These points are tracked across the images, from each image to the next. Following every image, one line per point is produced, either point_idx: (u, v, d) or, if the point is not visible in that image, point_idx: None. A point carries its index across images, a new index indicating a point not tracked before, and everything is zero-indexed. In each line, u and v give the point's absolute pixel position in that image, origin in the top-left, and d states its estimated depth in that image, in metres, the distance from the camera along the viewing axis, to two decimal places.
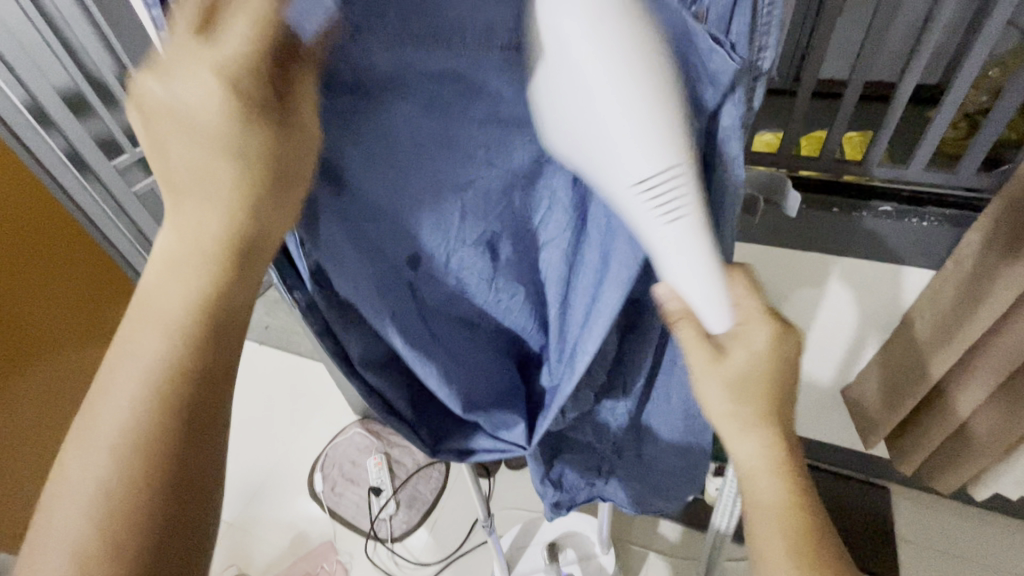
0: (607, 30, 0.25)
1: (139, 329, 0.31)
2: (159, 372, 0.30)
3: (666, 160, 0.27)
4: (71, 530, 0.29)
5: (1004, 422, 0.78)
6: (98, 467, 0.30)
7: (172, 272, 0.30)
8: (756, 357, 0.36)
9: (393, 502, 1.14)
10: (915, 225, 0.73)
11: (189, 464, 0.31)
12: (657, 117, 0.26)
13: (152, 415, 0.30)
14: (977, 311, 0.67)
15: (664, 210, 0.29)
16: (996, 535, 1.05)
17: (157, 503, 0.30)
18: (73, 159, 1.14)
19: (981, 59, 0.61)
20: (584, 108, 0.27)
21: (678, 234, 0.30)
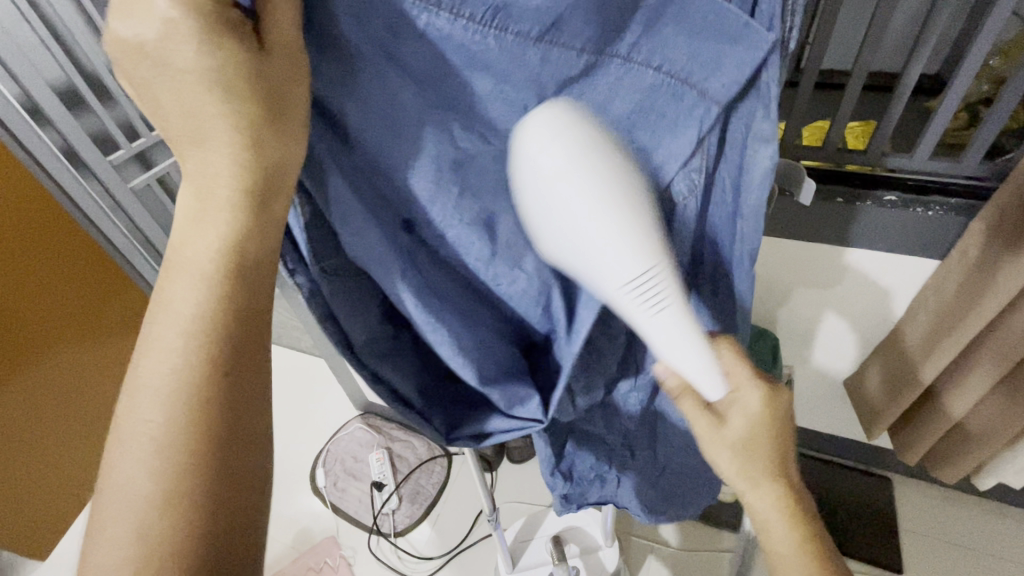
0: (578, 167, 0.29)
1: (179, 280, 0.31)
2: (197, 325, 0.30)
3: (648, 266, 0.32)
4: (136, 484, 0.29)
5: (1006, 412, 0.78)
6: (152, 424, 0.30)
7: (196, 222, 0.30)
8: (752, 419, 0.41)
9: (396, 497, 1.14)
10: (921, 215, 0.72)
11: (236, 408, 0.31)
12: (631, 232, 0.31)
13: (196, 369, 0.30)
14: (980, 302, 0.67)
15: (649, 304, 0.33)
16: (997, 523, 1.06)
17: (213, 446, 0.30)
18: (68, 156, 1.09)
19: (985, 51, 0.61)
20: (567, 230, 0.31)
21: (663, 319, 0.34)
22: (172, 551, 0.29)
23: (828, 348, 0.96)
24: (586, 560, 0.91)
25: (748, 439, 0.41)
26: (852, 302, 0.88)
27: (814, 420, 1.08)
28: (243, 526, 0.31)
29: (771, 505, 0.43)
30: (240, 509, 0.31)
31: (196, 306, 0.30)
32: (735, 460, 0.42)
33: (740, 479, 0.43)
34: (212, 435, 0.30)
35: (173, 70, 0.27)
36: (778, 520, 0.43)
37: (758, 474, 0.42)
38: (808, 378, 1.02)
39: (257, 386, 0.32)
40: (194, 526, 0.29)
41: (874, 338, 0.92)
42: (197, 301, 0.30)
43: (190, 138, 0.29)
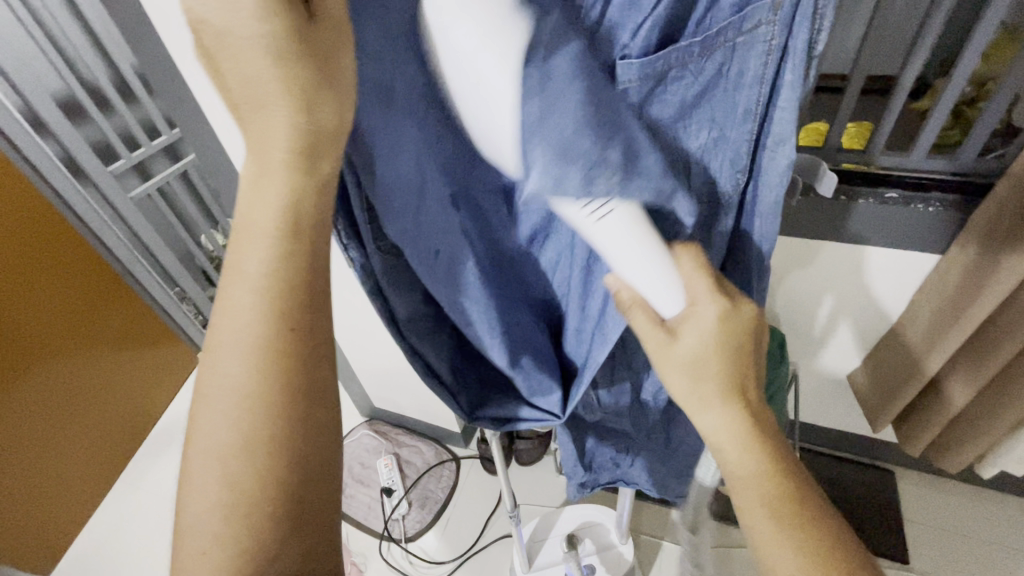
0: (494, 40, 0.25)
1: (245, 244, 0.30)
2: (267, 285, 0.30)
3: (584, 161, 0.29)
4: (220, 437, 0.31)
5: (1005, 400, 0.80)
6: (231, 379, 0.31)
7: (257, 212, 0.29)
8: (705, 336, 0.37)
9: (405, 502, 1.14)
10: (922, 211, 0.75)
11: (314, 361, 0.32)
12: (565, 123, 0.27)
13: (267, 327, 0.30)
14: (981, 295, 0.69)
15: (593, 209, 0.30)
16: (998, 511, 1.08)
17: (294, 397, 0.31)
18: (68, 165, 1.12)
19: (979, 55, 0.63)
20: (484, 114, 0.27)
21: (611, 226, 0.32)
22: (258, 497, 0.31)
23: (830, 343, 0.98)
24: (600, 558, 0.92)
25: (700, 362, 0.37)
26: (849, 299, 0.91)
27: (816, 415, 1.11)
28: (319, 477, 0.33)
29: (723, 430, 0.39)
30: (321, 457, 0.33)
31: (264, 265, 0.30)
32: (686, 377, 0.38)
33: (690, 399, 0.39)
34: (287, 387, 0.31)
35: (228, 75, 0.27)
36: (731, 446, 0.39)
37: (709, 393, 0.38)
38: (810, 374, 1.04)
39: (323, 340, 0.32)
40: (277, 473, 0.31)
41: (873, 335, 0.94)
42: (266, 262, 0.30)
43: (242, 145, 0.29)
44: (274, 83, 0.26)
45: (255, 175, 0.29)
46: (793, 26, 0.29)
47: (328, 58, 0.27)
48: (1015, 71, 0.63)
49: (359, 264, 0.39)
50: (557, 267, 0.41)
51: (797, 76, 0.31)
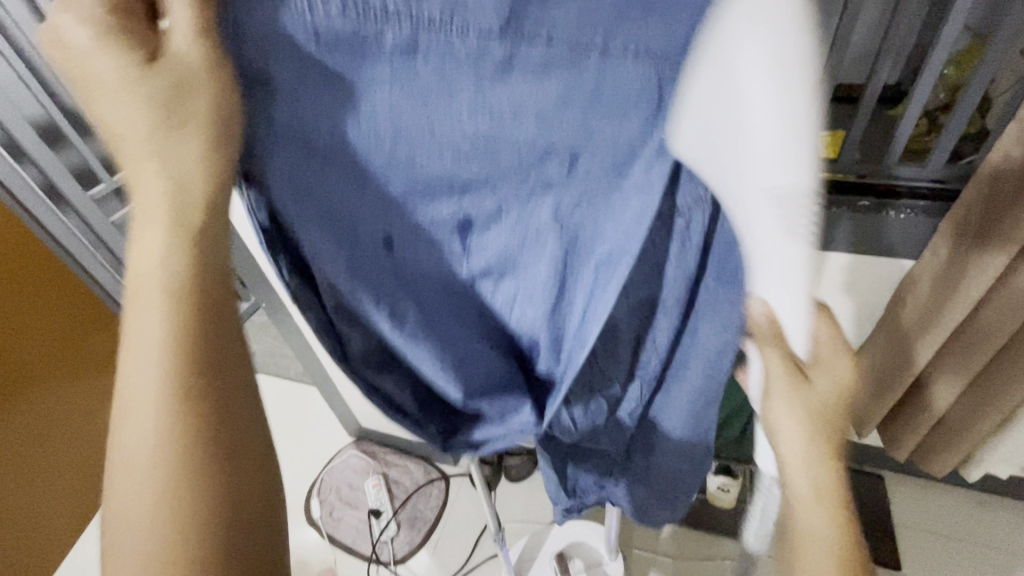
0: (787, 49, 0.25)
1: (141, 313, 0.33)
2: (167, 331, 0.33)
3: (809, 184, 0.28)
4: (138, 482, 0.32)
5: (984, 402, 0.81)
6: (138, 440, 0.32)
7: (159, 274, 0.33)
8: (834, 380, 0.43)
9: (394, 524, 1.13)
10: (894, 218, 0.76)
11: (221, 410, 0.34)
12: (805, 140, 0.27)
13: (166, 384, 0.32)
14: (954, 297, 0.70)
15: (791, 230, 0.30)
16: (987, 514, 1.08)
17: (202, 449, 0.33)
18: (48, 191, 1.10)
19: (942, 61, 0.64)
20: (741, 118, 0.27)
21: (791, 256, 0.31)
22: (188, 536, 0.32)
23: None
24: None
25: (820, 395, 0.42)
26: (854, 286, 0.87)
27: None
28: (246, 517, 0.34)
29: (802, 460, 0.43)
30: (245, 498, 0.34)
31: (166, 308, 0.33)
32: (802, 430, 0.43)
33: (799, 453, 0.44)
34: (194, 438, 0.33)
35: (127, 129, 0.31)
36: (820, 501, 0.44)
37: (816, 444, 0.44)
38: None
39: (235, 372, 0.35)
40: (203, 510, 0.33)
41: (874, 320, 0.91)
42: (169, 302, 0.33)
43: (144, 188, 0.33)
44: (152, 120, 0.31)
45: (149, 208, 0.32)
46: None
47: (194, 94, 0.31)
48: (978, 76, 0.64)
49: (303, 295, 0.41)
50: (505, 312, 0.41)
51: None
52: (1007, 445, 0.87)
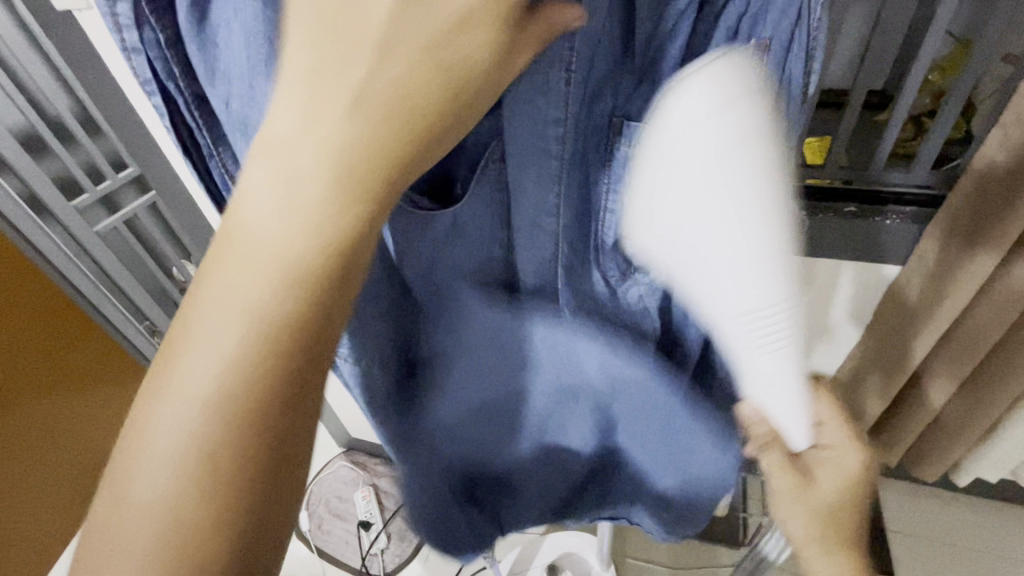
0: (737, 175, 0.27)
1: (242, 257, 0.25)
2: (252, 315, 0.25)
3: (773, 300, 0.30)
4: (155, 494, 0.24)
5: (974, 408, 0.81)
6: (180, 427, 0.24)
7: (268, 231, 0.24)
8: (845, 481, 0.42)
9: (384, 536, 1.11)
10: (880, 224, 0.76)
11: (291, 413, 0.25)
12: (765, 259, 0.29)
13: (250, 354, 0.25)
14: (941, 304, 0.71)
15: (766, 342, 0.32)
16: (979, 519, 1.08)
17: (260, 453, 0.25)
18: (30, 201, 1.08)
19: (928, 65, 0.63)
20: (703, 240, 0.29)
21: (775, 361, 0.33)
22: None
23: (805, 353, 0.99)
24: None
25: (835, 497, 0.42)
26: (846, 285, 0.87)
27: None
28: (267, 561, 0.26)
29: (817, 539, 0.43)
30: (274, 531, 0.26)
31: (258, 287, 0.25)
32: (813, 523, 0.43)
33: (813, 542, 0.43)
34: (261, 435, 0.25)
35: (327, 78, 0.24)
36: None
37: (833, 541, 0.43)
38: None
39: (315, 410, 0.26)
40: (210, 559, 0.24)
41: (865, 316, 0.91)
42: (270, 291, 0.25)
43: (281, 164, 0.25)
44: (326, 218, 0.24)
45: (299, 195, 0.24)
46: (787, 62, 0.33)
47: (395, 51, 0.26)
48: (963, 80, 0.63)
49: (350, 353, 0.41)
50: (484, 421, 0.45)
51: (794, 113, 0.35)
52: (997, 451, 0.87)
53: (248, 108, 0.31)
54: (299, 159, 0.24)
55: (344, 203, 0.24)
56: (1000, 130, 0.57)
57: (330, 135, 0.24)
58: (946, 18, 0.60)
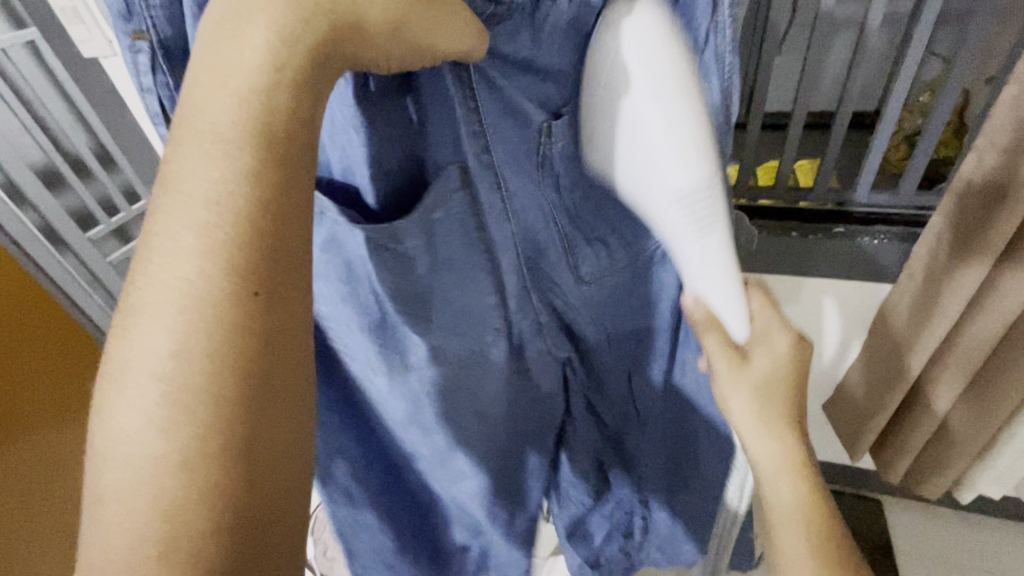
0: (653, 58, 0.30)
1: (197, 165, 0.24)
2: (220, 220, 0.23)
3: (703, 178, 0.31)
4: (142, 427, 0.23)
5: (974, 423, 0.82)
6: (155, 356, 0.23)
7: (210, 143, 0.24)
8: (777, 361, 0.39)
9: None
10: (868, 244, 0.79)
11: (270, 321, 0.24)
12: (692, 135, 0.31)
13: (216, 266, 0.23)
14: (932, 321, 0.72)
15: (696, 223, 0.32)
16: (986, 537, 1.08)
17: (235, 372, 0.23)
18: (48, 235, 1.11)
19: (906, 89, 0.66)
20: (632, 118, 0.32)
21: (704, 245, 0.33)
22: (197, 509, 0.22)
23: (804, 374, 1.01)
24: None
25: (771, 379, 0.39)
26: (843, 301, 0.88)
27: None
28: (274, 483, 0.24)
29: (778, 462, 0.40)
30: (271, 458, 0.24)
31: (218, 191, 0.23)
32: (754, 403, 0.40)
33: (754, 427, 0.40)
34: (240, 352, 0.23)
35: (237, 27, 0.24)
36: (787, 474, 0.41)
37: (774, 419, 0.40)
38: None
39: (298, 310, 0.25)
40: (218, 477, 0.23)
41: (862, 331, 0.91)
42: (232, 192, 0.23)
43: (195, 104, 0.24)
44: (255, 113, 0.24)
45: (240, 80, 0.24)
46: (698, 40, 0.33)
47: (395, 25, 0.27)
48: (943, 102, 0.66)
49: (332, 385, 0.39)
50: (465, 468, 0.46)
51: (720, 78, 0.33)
52: (998, 465, 0.87)
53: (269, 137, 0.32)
54: (236, 56, 0.24)
55: (283, 96, 0.24)
56: (976, 153, 0.60)
57: (245, 37, 0.24)
58: (919, 48, 0.63)
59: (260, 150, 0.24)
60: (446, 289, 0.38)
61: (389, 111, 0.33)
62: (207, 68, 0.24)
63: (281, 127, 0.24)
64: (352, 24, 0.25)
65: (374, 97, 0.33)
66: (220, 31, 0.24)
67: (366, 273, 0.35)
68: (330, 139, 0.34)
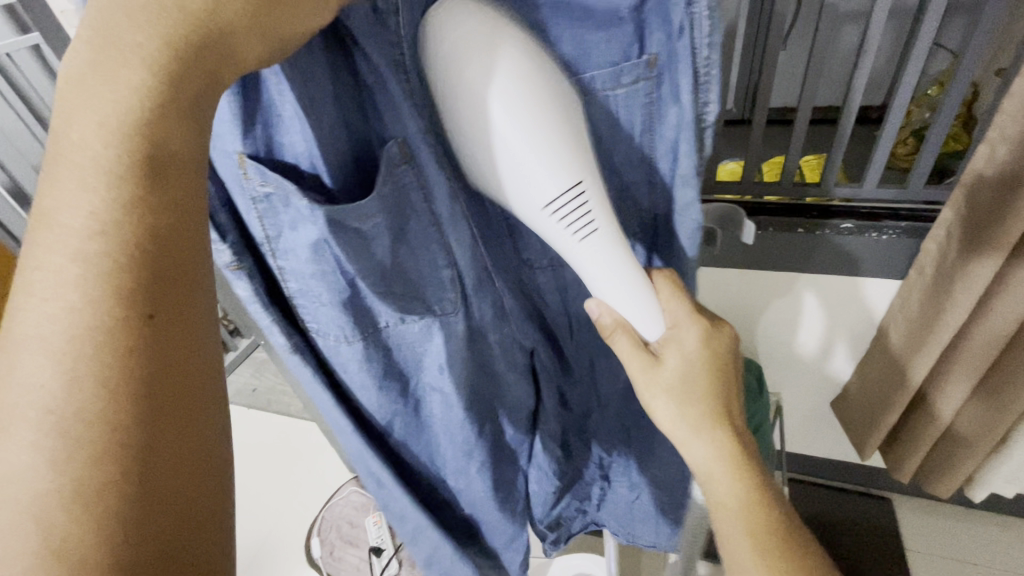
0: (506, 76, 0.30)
1: (72, 189, 0.23)
2: (105, 248, 0.23)
3: (574, 186, 0.33)
4: (27, 466, 0.22)
5: (985, 420, 0.81)
6: (44, 390, 0.22)
7: (81, 173, 0.23)
8: (689, 358, 0.40)
9: (396, 562, 0.98)
10: (875, 239, 0.77)
11: (166, 344, 0.24)
12: (558, 147, 0.32)
13: (109, 295, 0.23)
14: (942, 318, 0.71)
15: (577, 229, 0.34)
16: (998, 536, 1.07)
17: (130, 396, 0.23)
18: None
19: (914, 80, 0.65)
20: (492, 137, 0.31)
21: (591, 247, 0.35)
22: (96, 538, 0.22)
23: (811, 372, 1.00)
24: None
25: (685, 380, 0.40)
26: (845, 303, 0.88)
27: (807, 444, 1.11)
28: (188, 501, 0.24)
29: (711, 460, 0.41)
30: (178, 477, 0.24)
31: (100, 220, 0.23)
32: (673, 403, 0.40)
33: (679, 426, 0.41)
34: (134, 375, 0.23)
35: (113, 44, 0.23)
36: (717, 471, 0.41)
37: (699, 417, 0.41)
38: (796, 403, 1.05)
39: (197, 326, 0.25)
40: (113, 512, 0.22)
41: (863, 334, 0.91)
42: (110, 219, 0.23)
43: (66, 116, 0.23)
44: (129, 133, 0.23)
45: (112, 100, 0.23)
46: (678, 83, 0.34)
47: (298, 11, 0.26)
48: (951, 95, 0.65)
49: (301, 347, 0.41)
50: (447, 440, 0.49)
51: (690, 144, 0.36)
52: (1012, 462, 0.86)
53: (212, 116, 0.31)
54: (115, 89, 0.23)
55: (157, 111, 0.23)
56: (987, 146, 0.58)
57: (117, 58, 0.23)
58: (927, 39, 0.62)
59: (140, 167, 0.23)
60: (409, 254, 0.39)
61: (326, 90, 0.33)
62: (76, 86, 0.23)
63: (168, 142, 0.24)
64: (221, 52, 0.24)
65: (310, 78, 0.32)
66: (87, 47, 0.23)
67: (337, 250, 0.35)
68: (272, 114, 0.32)
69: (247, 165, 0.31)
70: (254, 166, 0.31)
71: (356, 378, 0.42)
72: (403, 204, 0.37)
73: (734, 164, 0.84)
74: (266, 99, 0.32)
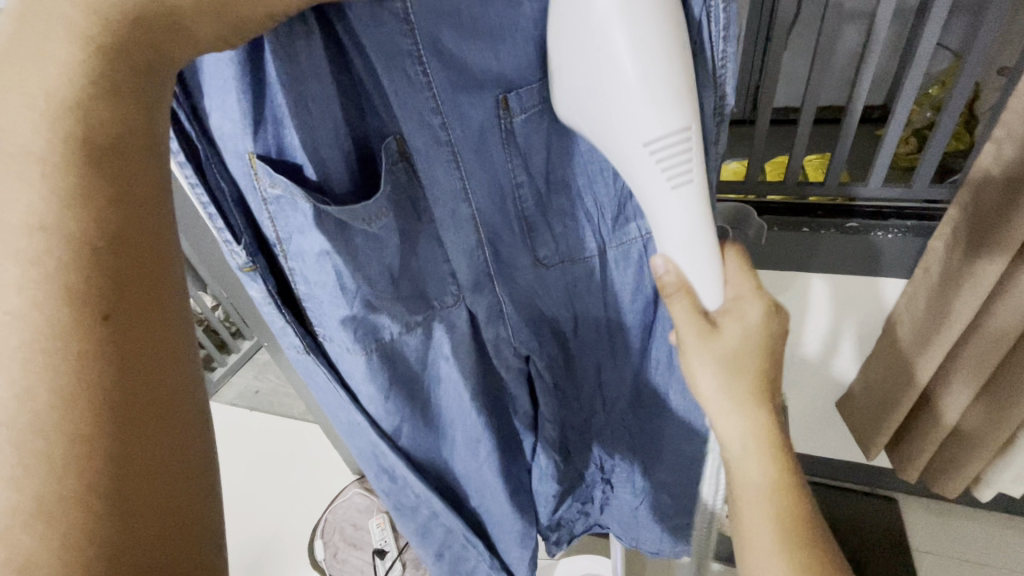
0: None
1: (9, 189, 0.22)
2: (51, 245, 0.22)
3: (678, 126, 0.31)
4: None
5: (992, 420, 0.81)
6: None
7: (20, 171, 0.22)
8: (749, 331, 0.37)
9: (400, 564, 0.98)
10: (882, 238, 0.77)
11: (122, 342, 0.23)
12: (670, 81, 0.30)
13: (62, 296, 0.22)
14: (949, 318, 0.71)
15: (672, 174, 0.32)
16: (1004, 535, 1.06)
17: (92, 397, 0.22)
18: None
19: (921, 74, 0.64)
20: (602, 62, 0.30)
21: (681, 198, 0.33)
22: (70, 541, 0.22)
23: (816, 372, 0.99)
24: None
25: (741, 353, 0.37)
26: (850, 302, 0.87)
27: (811, 444, 1.10)
28: (163, 497, 0.24)
29: (749, 437, 0.38)
30: (148, 475, 0.24)
31: (43, 217, 0.22)
32: (720, 377, 0.37)
33: (722, 401, 0.38)
34: (92, 377, 0.23)
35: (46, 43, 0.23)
36: (754, 453, 0.38)
37: (740, 394, 0.38)
38: (801, 403, 1.05)
39: (153, 323, 0.25)
40: (78, 516, 0.22)
41: (868, 333, 0.91)
42: (57, 217, 0.22)
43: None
44: (65, 119, 0.23)
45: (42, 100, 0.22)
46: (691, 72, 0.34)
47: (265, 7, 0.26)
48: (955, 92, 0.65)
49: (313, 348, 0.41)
50: (461, 432, 0.50)
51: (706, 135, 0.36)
52: (1019, 462, 0.86)
53: (224, 119, 0.31)
54: (45, 82, 0.22)
55: (93, 96, 0.23)
56: (993, 145, 0.58)
57: (48, 55, 0.22)
58: (932, 38, 0.62)
59: (87, 165, 0.23)
60: (413, 254, 0.40)
61: (327, 86, 0.33)
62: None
63: (108, 136, 0.24)
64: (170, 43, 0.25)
65: (312, 74, 0.31)
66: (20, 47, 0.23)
67: (342, 265, 0.36)
68: (280, 116, 0.32)
69: (257, 167, 0.32)
70: (263, 167, 0.32)
71: (364, 383, 0.42)
72: (405, 202, 0.38)
73: (737, 164, 0.83)
74: (273, 99, 0.31)
